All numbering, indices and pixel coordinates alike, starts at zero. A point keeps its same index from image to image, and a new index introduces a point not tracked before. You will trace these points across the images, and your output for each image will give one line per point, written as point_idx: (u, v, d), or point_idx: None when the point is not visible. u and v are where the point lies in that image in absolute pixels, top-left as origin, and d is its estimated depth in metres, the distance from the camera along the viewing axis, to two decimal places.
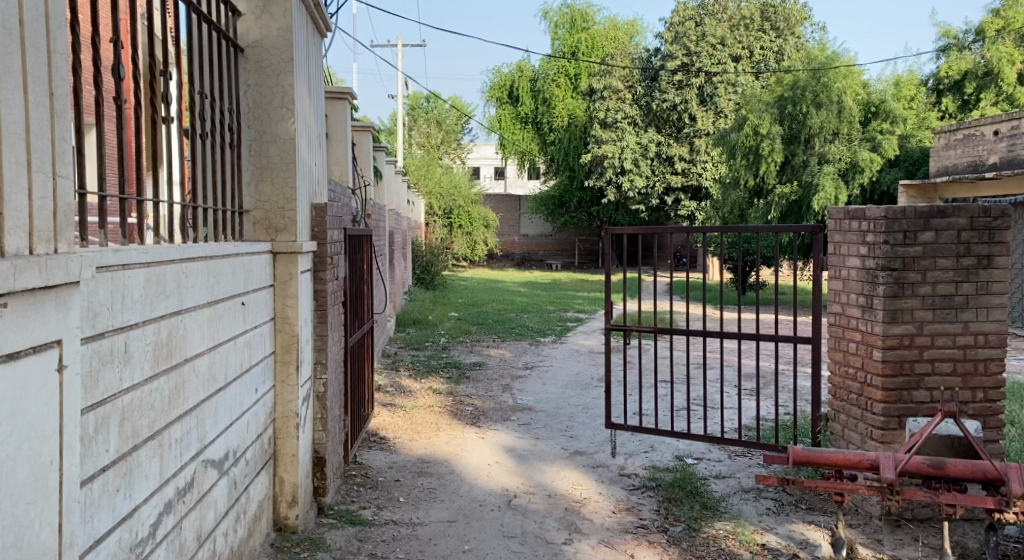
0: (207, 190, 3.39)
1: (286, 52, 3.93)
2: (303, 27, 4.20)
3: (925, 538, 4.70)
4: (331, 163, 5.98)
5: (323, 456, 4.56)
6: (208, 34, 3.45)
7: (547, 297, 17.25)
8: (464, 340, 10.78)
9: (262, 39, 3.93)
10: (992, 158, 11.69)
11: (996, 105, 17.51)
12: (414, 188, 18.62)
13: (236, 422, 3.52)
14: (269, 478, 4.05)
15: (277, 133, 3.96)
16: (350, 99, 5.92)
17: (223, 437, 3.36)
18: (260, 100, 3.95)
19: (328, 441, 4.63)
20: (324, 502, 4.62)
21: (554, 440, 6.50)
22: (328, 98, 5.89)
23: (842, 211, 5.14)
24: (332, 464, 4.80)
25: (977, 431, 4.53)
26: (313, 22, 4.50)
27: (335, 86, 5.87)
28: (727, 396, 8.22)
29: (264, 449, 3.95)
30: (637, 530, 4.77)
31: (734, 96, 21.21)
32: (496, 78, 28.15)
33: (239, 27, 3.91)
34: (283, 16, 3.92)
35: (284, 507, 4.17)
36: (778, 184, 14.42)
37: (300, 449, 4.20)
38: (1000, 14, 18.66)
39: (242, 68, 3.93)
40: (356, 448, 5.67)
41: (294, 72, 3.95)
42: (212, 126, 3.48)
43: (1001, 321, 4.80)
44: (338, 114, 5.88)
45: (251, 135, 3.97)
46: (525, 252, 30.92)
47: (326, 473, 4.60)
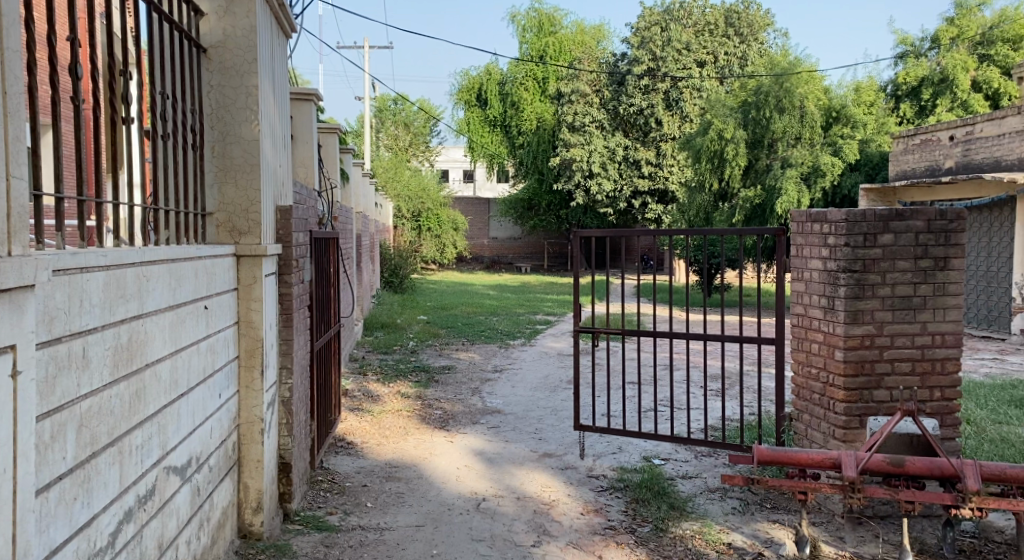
0: (168, 193, 3.38)
1: (249, 52, 3.93)
2: (267, 29, 4.19)
3: (885, 535, 4.80)
4: (296, 164, 5.96)
5: (289, 461, 4.56)
6: (170, 33, 3.44)
7: (516, 300, 17.29)
8: (433, 343, 10.79)
9: (226, 38, 3.93)
10: (947, 162, 12.27)
11: (952, 111, 17.86)
12: (381, 192, 18.54)
13: (200, 428, 3.51)
14: (233, 484, 4.04)
15: (240, 134, 3.95)
16: (316, 100, 5.90)
17: (186, 444, 3.35)
18: (223, 101, 3.95)
19: (294, 446, 4.63)
20: (290, 508, 4.61)
21: (523, 443, 6.54)
22: (294, 99, 5.84)
23: (804, 214, 5.23)
24: (298, 470, 4.79)
25: (935, 429, 4.64)
26: (278, 23, 4.49)
27: (301, 87, 5.84)
28: (692, 396, 8.32)
29: (228, 455, 3.94)
30: (605, 531, 4.82)
31: (699, 100, 21.65)
32: (464, 81, 28.18)
33: (201, 27, 3.90)
34: (246, 16, 3.92)
35: (248, 514, 4.15)
36: (742, 188, 14.57)
37: (266, 455, 4.20)
38: (954, 22, 19.29)
39: (205, 68, 3.92)
40: (322, 453, 5.66)
41: (257, 73, 3.95)
42: (173, 127, 3.47)
43: (957, 321, 4.92)
44: (304, 114, 5.87)
45: (213, 135, 3.96)
46: (494, 255, 30.96)
47: (292, 479, 4.60)
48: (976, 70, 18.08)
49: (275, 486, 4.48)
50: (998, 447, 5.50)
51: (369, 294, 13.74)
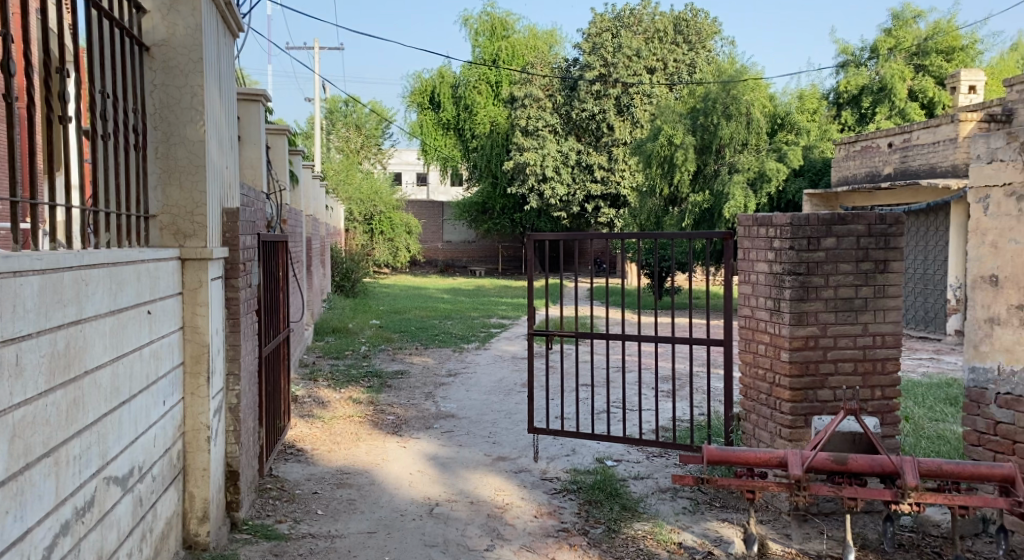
0: (109, 196, 3.34)
1: (195, 51, 3.91)
2: (214, 27, 4.18)
3: (830, 531, 4.93)
4: (244, 166, 5.92)
5: (236, 469, 4.53)
6: (110, 31, 3.41)
7: (471, 304, 17.30)
8: (386, 348, 10.76)
9: (169, 37, 3.90)
10: (886, 168, 12.59)
11: (890, 118, 18.33)
12: (332, 194, 18.37)
13: (142, 437, 3.48)
14: (178, 494, 4.00)
15: (186, 135, 3.94)
16: (264, 101, 5.85)
17: (127, 453, 3.32)
18: (167, 101, 3.92)
19: (241, 454, 4.60)
20: (238, 517, 4.57)
21: (477, 447, 6.57)
22: (241, 100, 5.80)
23: (750, 218, 5.34)
24: (246, 477, 4.76)
25: (876, 427, 4.78)
26: (225, 23, 4.47)
27: (249, 87, 5.79)
28: (644, 398, 8.44)
29: (172, 464, 3.91)
30: (558, 534, 4.87)
31: (648, 106, 21.85)
32: (416, 83, 28.02)
33: (144, 25, 3.87)
34: (191, 15, 3.90)
35: (194, 524, 4.10)
36: (691, 193, 14.75)
37: (212, 462, 4.17)
38: (892, 33, 19.79)
39: (147, 67, 3.89)
40: (272, 460, 5.62)
41: (203, 73, 3.93)
42: (114, 127, 3.44)
43: (897, 322, 5.08)
44: (251, 115, 5.83)
45: (157, 136, 3.94)
46: (448, 258, 30.93)
47: (239, 487, 4.56)
48: (912, 79, 18.66)
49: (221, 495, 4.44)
50: (934, 443, 5.68)
51: (321, 298, 13.63)
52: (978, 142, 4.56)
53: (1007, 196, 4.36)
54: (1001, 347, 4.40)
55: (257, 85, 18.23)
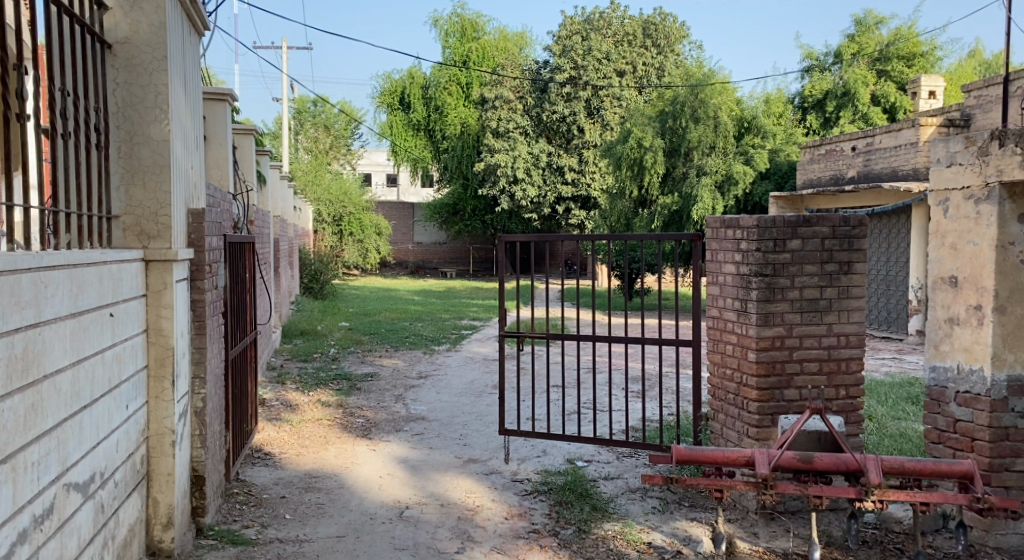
0: (69, 196, 3.32)
1: (158, 49, 3.89)
2: (179, 26, 4.16)
3: (795, 529, 5.00)
4: (211, 166, 5.87)
5: (201, 474, 4.50)
6: (70, 28, 3.38)
7: (441, 306, 17.29)
8: (355, 350, 10.72)
9: (131, 35, 3.88)
10: (849, 172, 12.78)
11: (854, 123, 18.62)
12: (300, 195, 18.26)
13: (104, 442, 3.46)
14: (141, 500, 3.97)
15: (149, 134, 3.92)
16: (230, 101, 5.80)
17: (88, 458, 3.30)
18: (130, 99, 3.90)
19: (207, 458, 4.57)
20: (204, 523, 4.54)
21: (447, 449, 6.57)
22: (207, 99, 5.74)
23: (718, 220, 5.40)
24: (212, 482, 4.73)
25: (840, 427, 4.86)
26: (190, 22, 4.45)
27: (215, 87, 5.73)
28: (614, 398, 8.50)
29: (136, 469, 3.88)
30: (529, 535, 4.89)
31: (618, 109, 22.03)
32: (386, 83, 27.80)
33: (106, 22, 3.84)
34: (154, 13, 3.88)
35: (158, 530, 4.07)
36: (661, 196, 14.84)
37: (177, 467, 4.14)
38: (855, 39, 20.07)
39: (110, 64, 3.87)
40: (238, 465, 5.58)
41: (167, 71, 3.91)
42: (75, 126, 3.41)
43: (860, 322, 5.16)
44: (217, 115, 5.78)
45: (120, 135, 3.91)
46: (418, 260, 30.86)
47: (205, 492, 4.54)
48: (875, 84, 18.97)
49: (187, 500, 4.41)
50: (896, 441, 5.79)
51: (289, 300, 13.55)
52: (938, 146, 4.65)
53: (966, 199, 4.45)
54: (960, 347, 4.49)
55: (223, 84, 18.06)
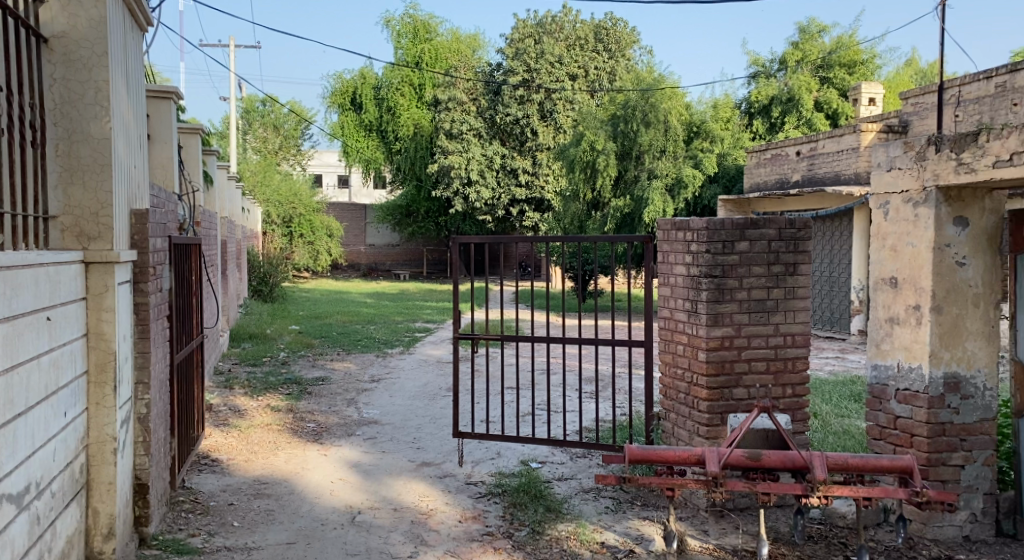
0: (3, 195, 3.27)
1: (99, 45, 3.86)
2: (120, 22, 4.12)
3: (744, 526, 5.11)
4: (154, 165, 5.77)
5: (145, 482, 4.45)
6: (5, 21, 3.34)
7: (393, 308, 17.25)
8: (306, 354, 10.64)
9: (69, 29, 3.84)
10: (794, 176, 13.07)
11: (798, 128, 19.00)
12: (248, 196, 18.03)
13: (40, 450, 3.42)
14: (80, 510, 3.90)
15: (89, 132, 3.88)
16: (175, 99, 5.70)
17: (23, 468, 3.26)
18: (69, 96, 3.86)
19: (151, 466, 4.52)
20: (147, 533, 4.49)
21: (401, 453, 6.57)
22: (152, 98, 5.63)
23: (668, 222, 5.48)
24: (156, 491, 4.67)
25: (787, 424, 4.97)
26: (133, 18, 4.39)
27: (159, 86, 5.64)
28: (567, 399, 8.58)
29: (74, 478, 3.82)
30: (483, 538, 4.92)
31: (571, 112, 22.25)
32: (336, 84, 27.35)
33: (43, 15, 3.78)
34: (94, 7, 3.85)
35: (99, 541, 4.00)
36: (613, 199, 14.94)
37: (119, 476, 4.08)
38: (799, 46, 20.55)
39: (47, 59, 3.82)
40: (184, 472, 5.52)
41: (108, 67, 3.88)
42: (10, 122, 3.36)
43: (806, 322, 5.29)
44: (162, 114, 5.69)
45: (58, 132, 3.86)
46: (371, 262, 30.67)
47: (149, 501, 4.48)
48: (818, 91, 19.37)
49: (129, 508, 4.35)
50: (840, 438, 5.93)
51: (238, 304, 13.37)
52: (878, 151, 4.79)
53: (905, 203, 4.60)
54: (900, 345, 4.63)
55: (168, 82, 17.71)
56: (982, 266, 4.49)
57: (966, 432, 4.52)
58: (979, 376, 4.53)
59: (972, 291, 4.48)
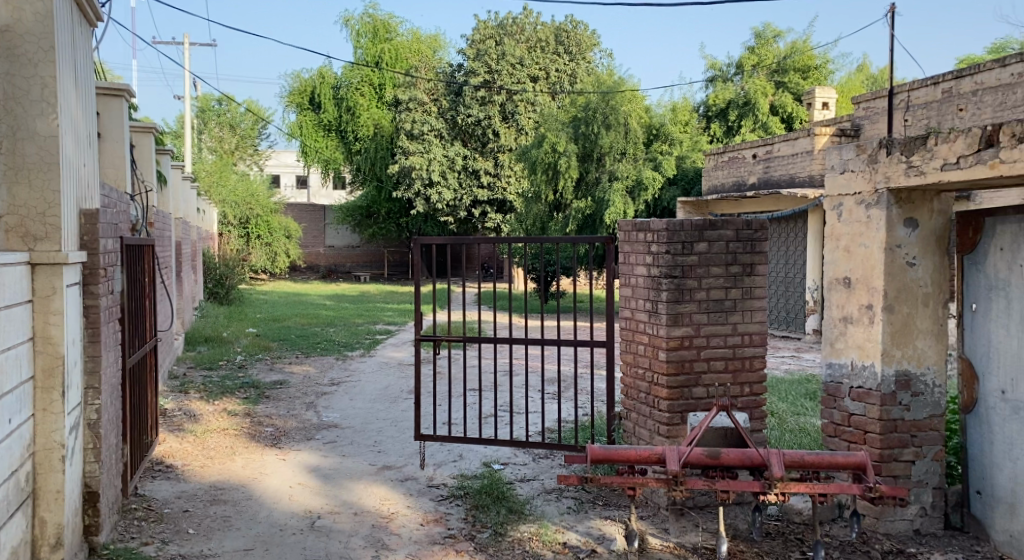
0: None
1: (45, 40, 3.80)
2: (68, 16, 4.05)
3: (704, 523, 5.17)
4: (105, 165, 5.76)
5: (95, 490, 4.37)
6: None
7: (354, 310, 17.13)
8: (264, 357, 10.54)
9: (13, 23, 3.77)
10: (750, 178, 13.25)
11: (755, 131, 19.27)
12: (204, 196, 17.81)
13: None
14: (27, 519, 3.82)
15: (36, 130, 3.82)
16: (126, 98, 5.58)
17: None
18: (14, 92, 3.80)
19: (102, 473, 4.44)
20: (97, 542, 4.42)
21: (362, 456, 6.54)
22: (101, 95, 5.50)
23: (629, 223, 5.52)
24: (107, 498, 4.60)
25: (745, 422, 5.03)
26: (82, 12, 4.31)
27: (109, 83, 5.51)
28: (529, 400, 8.61)
29: (20, 487, 3.75)
30: (444, 540, 4.92)
31: (533, 114, 22.36)
32: (295, 83, 27.13)
33: None
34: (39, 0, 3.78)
35: (45, 551, 3.92)
36: (574, 200, 14.98)
37: (67, 484, 4.01)
38: (755, 51, 20.84)
39: None
40: (137, 479, 5.44)
41: (54, 63, 3.83)
42: None
43: (763, 321, 5.36)
44: (112, 113, 5.55)
45: (3, 129, 3.80)
46: (331, 263, 30.46)
47: (99, 509, 4.40)
48: (773, 95, 19.69)
49: (78, 517, 4.26)
50: (797, 435, 6.02)
51: (193, 306, 13.20)
52: (831, 153, 4.87)
53: (858, 205, 4.68)
54: (854, 344, 4.71)
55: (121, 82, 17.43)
56: (932, 266, 4.59)
57: (916, 429, 4.61)
58: (929, 373, 4.62)
59: (922, 291, 4.58)
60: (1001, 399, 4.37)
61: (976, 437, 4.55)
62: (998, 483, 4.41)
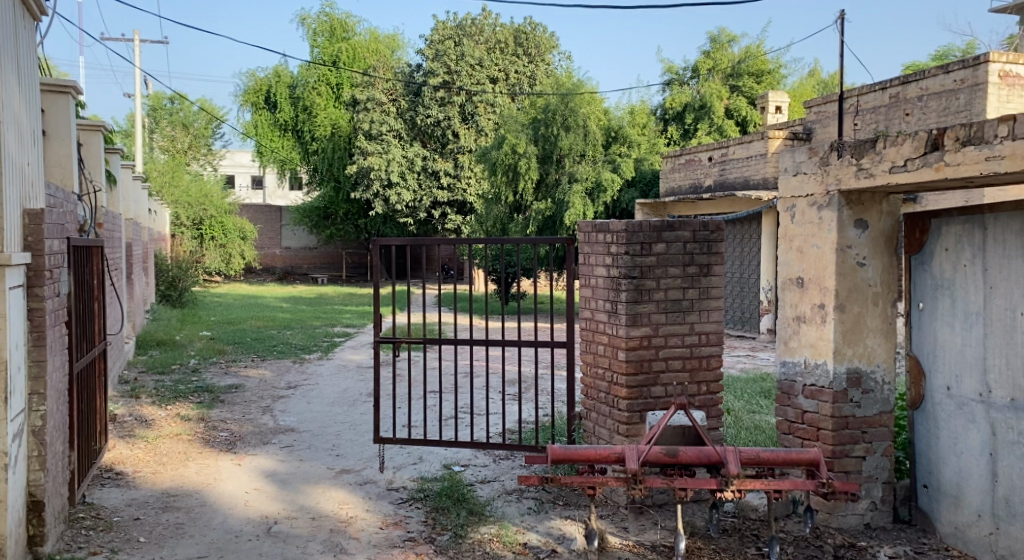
0: None
1: None
2: (10, 12, 3.97)
3: (663, 521, 5.21)
4: (51, 163, 5.62)
5: (40, 498, 4.27)
6: None
7: (310, 312, 16.97)
8: (218, 361, 10.40)
9: None
10: (706, 181, 13.41)
11: (710, 134, 19.51)
12: (155, 197, 17.55)
13: None
14: None
15: None
16: (74, 94, 5.60)
17: None
18: None
19: (47, 482, 4.35)
20: (43, 552, 4.32)
21: (320, 460, 6.49)
22: (47, 93, 5.51)
23: (589, 224, 5.54)
24: (53, 507, 4.51)
25: (702, 421, 5.07)
26: (25, 6, 4.22)
27: (54, 79, 5.52)
28: (490, 401, 8.63)
29: None
30: (404, 544, 4.90)
31: (493, 115, 22.50)
32: (250, 82, 26.84)
33: None
34: None
35: None
36: (535, 201, 15.01)
37: (9, 493, 3.93)
38: (710, 55, 21.08)
39: None
40: (85, 487, 5.34)
41: None
42: None
43: (719, 321, 5.43)
44: (58, 109, 5.54)
45: None
46: (287, 265, 30.19)
47: (44, 519, 4.30)
48: (728, 99, 19.98)
49: (22, 527, 4.16)
50: (752, 433, 6.09)
51: (144, 309, 12.97)
52: (785, 156, 4.94)
53: (810, 206, 4.75)
54: (807, 343, 4.78)
55: (69, 79, 17.08)
56: (882, 266, 4.68)
57: (867, 425, 4.70)
58: (879, 370, 4.71)
59: (872, 290, 4.66)
60: (946, 395, 4.47)
61: (923, 432, 4.64)
62: (945, 477, 4.50)
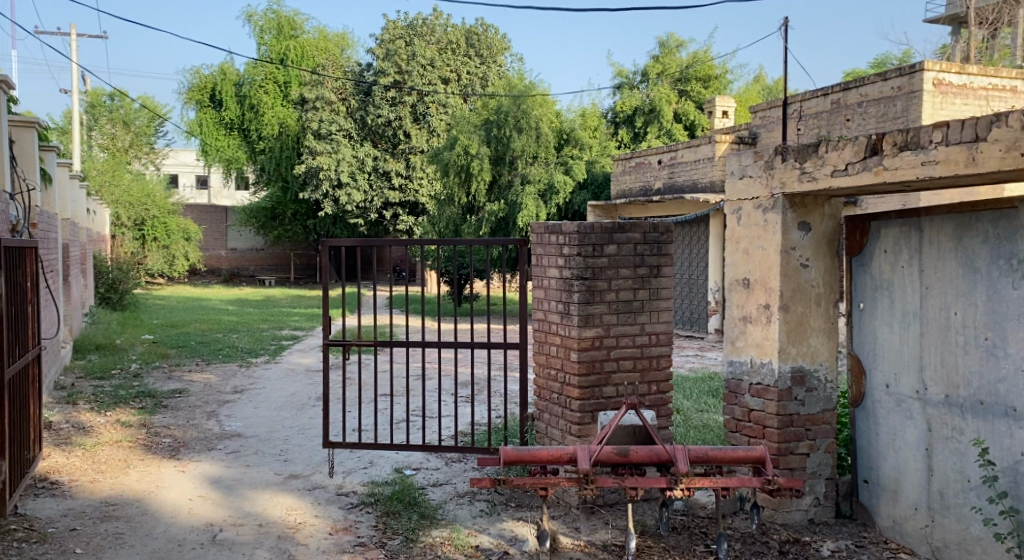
0: None
1: None
2: None
3: (613, 521, 5.23)
4: None
5: None
6: None
7: (256, 314, 16.74)
8: (161, 365, 10.20)
9: None
10: (656, 183, 13.53)
11: (660, 138, 19.69)
12: (95, 197, 17.15)
13: None
14: None
15: None
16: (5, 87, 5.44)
17: None
18: None
19: None
20: None
21: (267, 465, 6.39)
22: None
23: (542, 226, 5.53)
24: None
25: (652, 420, 5.10)
26: None
27: None
28: (442, 404, 8.60)
29: None
30: (354, 549, 4.84)
31: (444, 116, 22.44)
32: (194, 79, 26.45)
33: None
34: None
35: None
36: (487, 202, 14.98)
37: None
38: (660, 60, 21.32)
39: None
40: (17, 498, 5.18)
41: None
42: None
43: (668, 321, 5.47)
44: None
45: None
46: (234, 266, 29.78)
47: None
48: (677, 103, 20.20)
49: None
50: (701, 432, 6.15)
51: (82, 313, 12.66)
52: (731, 159, 4.99)
53: (755, 209, 4.80)
54: (753, 342, 4.83)
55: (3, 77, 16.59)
56: (824, 267, 4.75)
57: (811, 422, 4.77)
58: (822, 369, 4.78)
59: (815, 291, 4.73)
60: (886, 393, 4.55)
61: (864, 429, 4.72)
62: (885, 471, 4.59)
